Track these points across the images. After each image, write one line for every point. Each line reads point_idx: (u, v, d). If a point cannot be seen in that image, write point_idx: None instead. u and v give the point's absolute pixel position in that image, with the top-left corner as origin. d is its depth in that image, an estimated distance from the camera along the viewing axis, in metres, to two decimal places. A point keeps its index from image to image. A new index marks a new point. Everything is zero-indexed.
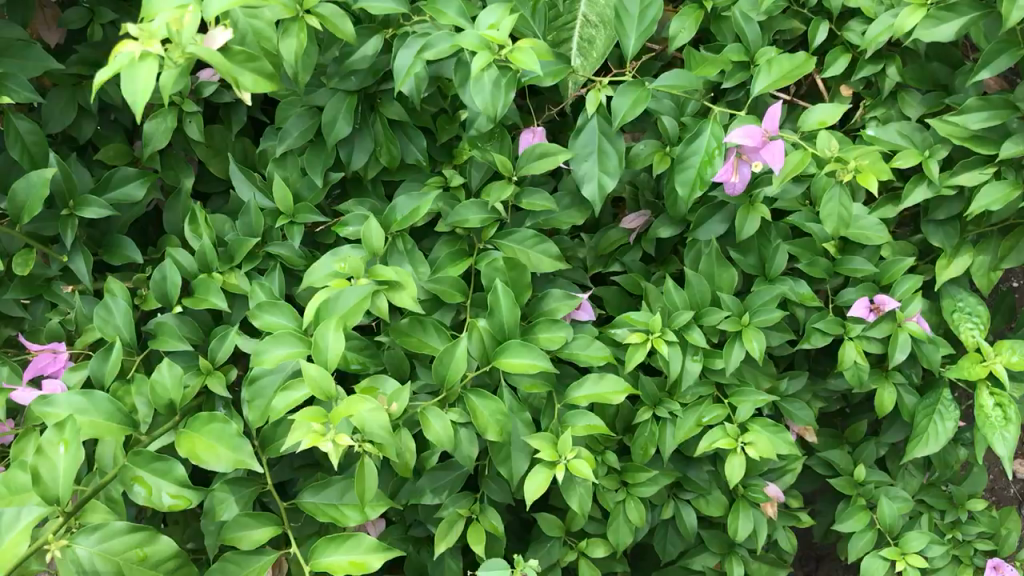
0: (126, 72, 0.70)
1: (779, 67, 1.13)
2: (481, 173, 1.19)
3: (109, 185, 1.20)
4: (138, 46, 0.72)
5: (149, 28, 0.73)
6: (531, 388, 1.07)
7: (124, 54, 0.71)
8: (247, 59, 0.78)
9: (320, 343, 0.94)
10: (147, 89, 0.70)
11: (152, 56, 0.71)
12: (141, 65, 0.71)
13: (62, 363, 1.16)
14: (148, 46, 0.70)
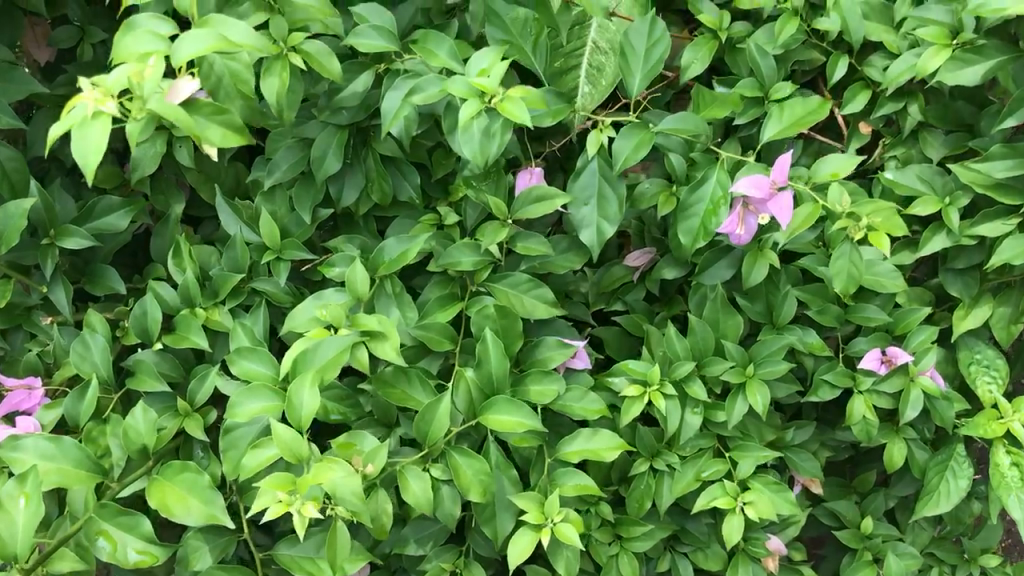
0: (78, 130, 0.65)
1: (791, 112, 1.08)
2: (476, 213, 1.13)
3: (93, 214, 1.16)
4: (92, 101, 0.67)
5: (105, 81, 0.68)
6: (520, 444, 1.01)
7: (75, 112, 0.65)
8: (215, 111, 0.74)
9: (293, 401, 0.89)
10: (100, 147, 0.65)
11: (105, 114, 0.66)
12: (93, 124, 0.65)
13: (37, 399, 1.12)
14: (101, 103, 0.65)
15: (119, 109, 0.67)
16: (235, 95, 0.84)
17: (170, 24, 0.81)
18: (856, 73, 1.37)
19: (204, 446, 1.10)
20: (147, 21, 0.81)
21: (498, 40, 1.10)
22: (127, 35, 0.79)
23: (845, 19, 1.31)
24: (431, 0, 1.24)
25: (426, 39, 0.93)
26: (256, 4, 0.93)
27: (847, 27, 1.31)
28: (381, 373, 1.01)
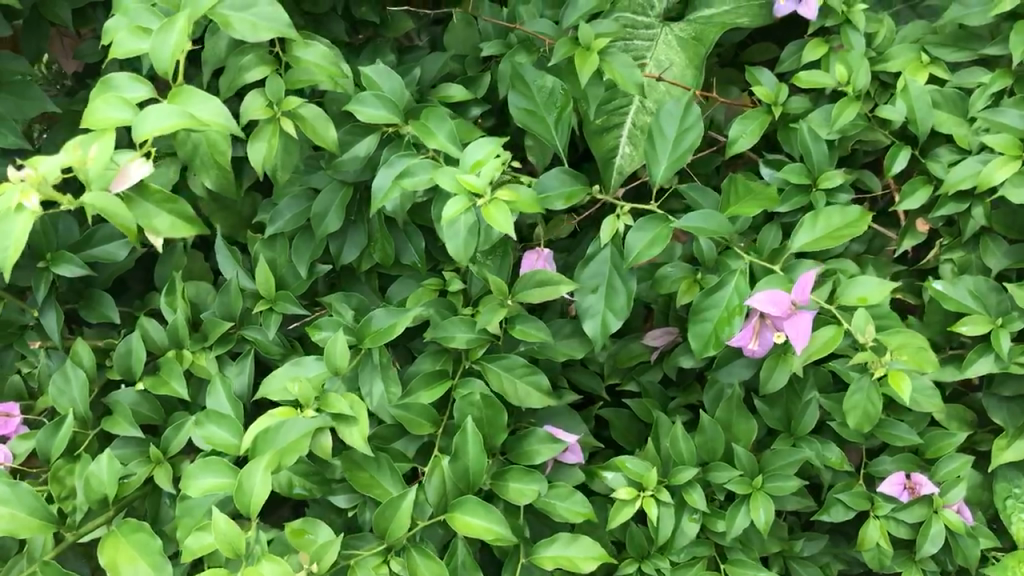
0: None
1: (826, 223, 1.00)
2: (482, 283, 1.07)
3: (93, 240, 1.12)
4: (22, 190, 0.69)
5: (41, 167, 0.69)
6: (493, 540, 0.91)
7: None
8: (165, 200, 0.79)
9: (243, 484, 0.85)
10: (14, 246, 0.68)
11: (25, 212, 0.68)
12: (14, 220, 0.69)
13: (14, 427, 1.10)
14: (21, 201, 0.68)
15: (45, 201, 0.69)
16: (211, 166, 0.79)
17: (145, 87, 0.76)
18: (920, 165, 1.26)
19: (172, 495, 1.07)
20: (123, 82, 0.76)
21: (519, 108, 1.03)
22: (97, 97, 0.75)
23: (913, 108, 1.20)
24: (467, 48, 1.18)
25: (428, 117, 0.89)
26: (261, 57, 0.90)
27: (914, 117, 1.21)
28: (350, 453, 0.95)
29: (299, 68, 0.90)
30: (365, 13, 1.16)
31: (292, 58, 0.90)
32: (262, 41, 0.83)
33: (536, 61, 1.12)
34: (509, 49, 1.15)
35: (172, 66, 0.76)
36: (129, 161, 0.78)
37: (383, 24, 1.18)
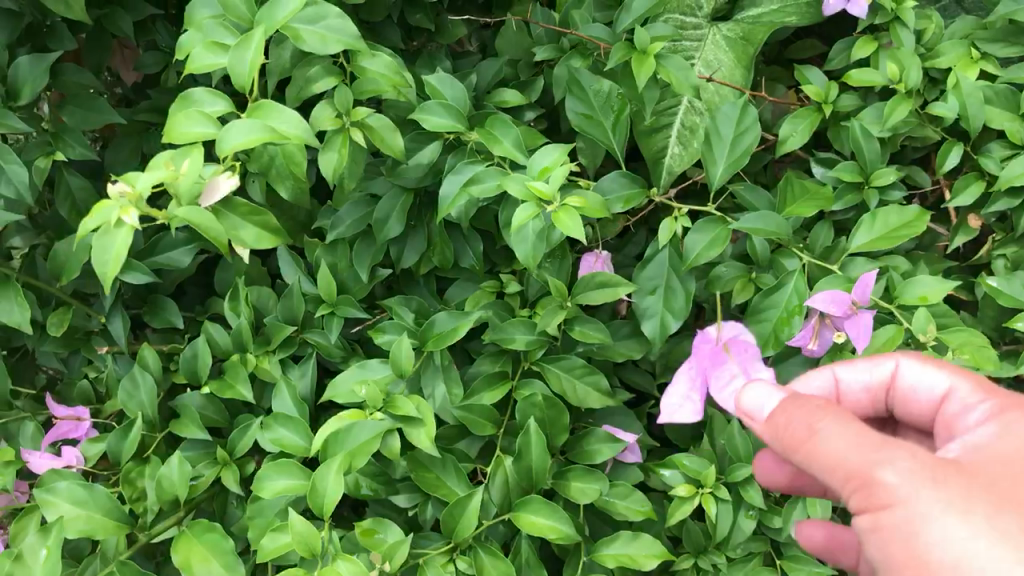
0: (98, 240, 0.69)
1: (884, 222, 1.01)
2: (539, 285, 1.09)
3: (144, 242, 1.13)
4: (120, 207, 0.69)
5: (137, 183, 0.70)
6: (555, 538, 0.93)
7: (102, 218, 0.69)
8: (251, 212, 0.81)
9: (317, 485, 0.87)
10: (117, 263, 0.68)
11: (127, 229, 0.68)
12: (116, 234, 0.69)
13: (84, 431, 1.13)
14: (124, 216, 0.68)
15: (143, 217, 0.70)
16: (286, 176, 0.81)
17: (223, 101, 0.79)
18: (971, 161, 1.26)
19: (238, 496, 1.10)
20: (202, 96, 0.79)
21: (577, 112, 1.05)
22: (178, 112, 0.77)
23: (964, 104, 1.20)
24: (520, 52, 1.19)
25: (492, 124, 0.90)
26: (328, 68, 0.93)
27: (966, 113, 1.20)
28: (416, 454, 0.97)
29: (364, 78, 0.92)
30: (421, 20, 1.17)
31: (357, 68, 0.92)
32: (332, 52, 0.85)
33: (590, 65, 1.14)
34: (561, 52, 1.17)
35: (249, 82, 0.79)
36: (218, 175, 0.78)
37: (437, 31, 1.19)
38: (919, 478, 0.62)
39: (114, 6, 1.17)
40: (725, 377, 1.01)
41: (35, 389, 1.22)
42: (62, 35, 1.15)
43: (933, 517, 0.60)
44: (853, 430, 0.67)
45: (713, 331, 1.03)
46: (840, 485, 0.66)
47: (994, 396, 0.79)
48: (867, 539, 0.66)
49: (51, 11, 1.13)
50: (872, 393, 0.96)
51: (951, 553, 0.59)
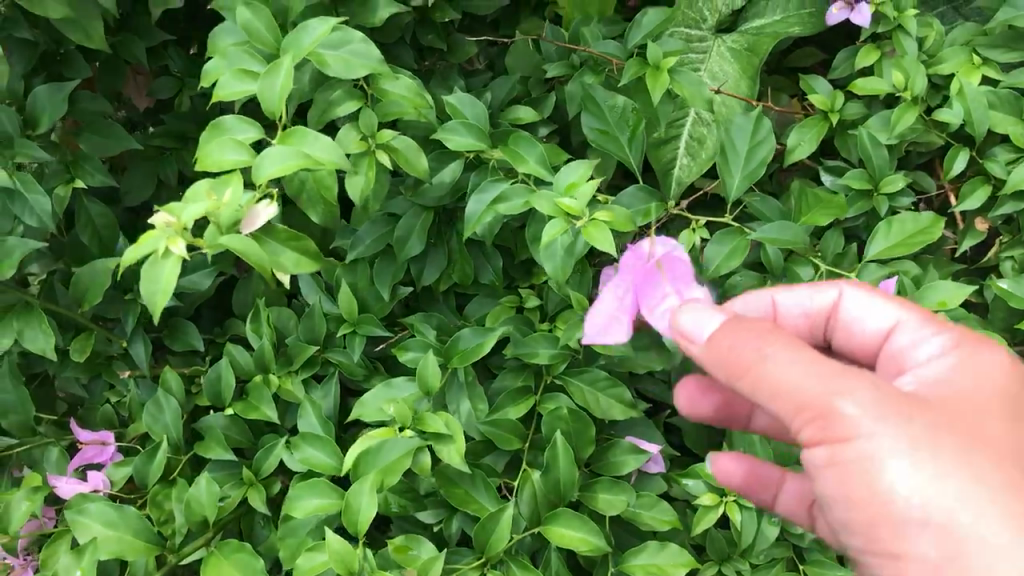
0: (148, 272, 0.71)
1: (900, 230, 1.05)
2: (558, 299, 1.10)
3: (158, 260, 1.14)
4: (165, 239, 0.72)
5: (181, 215, 0.73)
6: (585, 550, 0.94)
7: (149, 249, 0.71)
8: (292, 239, 0.82)
9: (352, 502, 0.88)
10: (167, 291, 0.71)
11: (174, 258, 0.71)
12: (163, 262, 0.72)
13: (109, 455, 1.14)
14: (171, 244, 0.71)
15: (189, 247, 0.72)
16: (317, 201, 0.84)
17: (255, 129, 0.81)
18: (977, 165, 1.27)
19: (265, 516, 1.10)
20: (233, 124, 0.81)
21: (593, 128, 1.07)
22: (211, 140, 0.79)
23: (969, 110, 1.22)
24: (531, 69, 1.21)
25: (517, 143, 0.94)
26: (351, 92, 0.94)
27: (971, 119, 1.22)
28: (444, 470, 0.98)
29: (386, 100, 0.94)
30: (432, 40, 1.18)
31: (378, 90, 0.93)
32: (356, 77, 0.87)
33: (602, 81, 1.15)
34: (573, 68, 1.18)
35: (279, 108, 0.81)
36: (258, 205, 0.80)
37: (449, 50, 1.21)
38: (877, 412, 0.68)
39: (127, 34, 1.18)
40: (658, 298, 0.98)
41: (56, 414, 1.21)
42: (77, 64, 1.16)
43: (894, 452, 0.67)
44: (806, 359, 0.70)
45: (645, 247, 1.00)
46: (790, 412, 0.70)
47: (934, 329, 0.84)
48: (816, 461, 0.72)
49: (66, 40, 1.13)
50: (810, 321, 1.00)
51: (908, 485, 0.67)
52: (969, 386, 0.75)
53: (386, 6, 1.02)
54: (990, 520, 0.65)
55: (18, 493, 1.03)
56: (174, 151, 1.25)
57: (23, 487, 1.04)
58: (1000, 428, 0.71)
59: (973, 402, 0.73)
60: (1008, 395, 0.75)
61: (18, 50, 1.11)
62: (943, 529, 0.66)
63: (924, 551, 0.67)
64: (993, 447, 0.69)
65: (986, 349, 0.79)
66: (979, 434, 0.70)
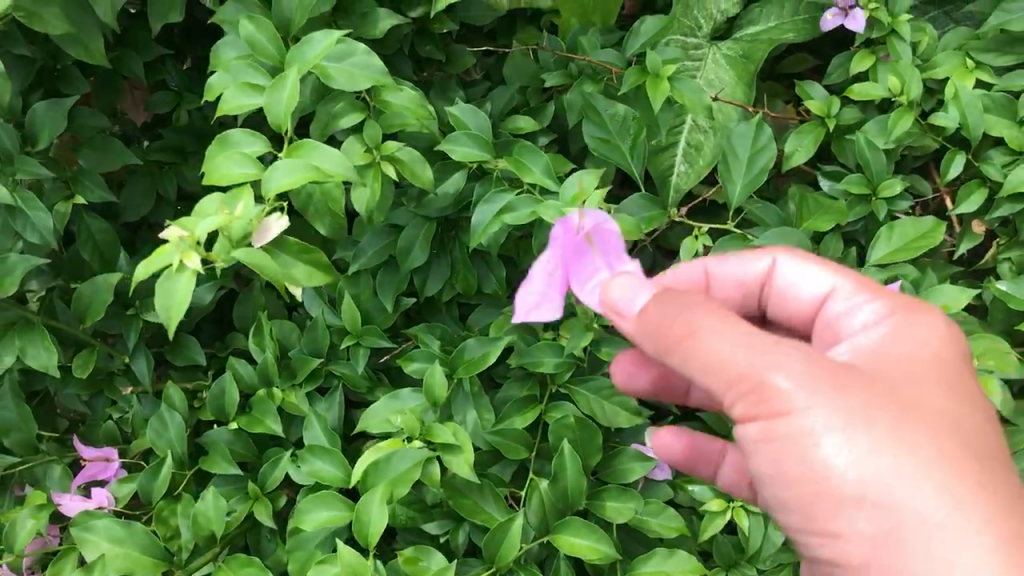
0: (163, 284, 0.77)
1: (903, 235, 1.08)
2: (562, 307, 1.10)
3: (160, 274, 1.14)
4: (180, 253, 0.78)
5: (195, 230, 0.78)
6: (594, 557, 0.94)
7: (165, 263, 0.77)
8: (301, 249, 0.87)
9: (363, 513, 0.88)
10: (180, 302, 0.77)
11: (188, 271, 0.77)
12: (179, 276, 0.78)
13: (113, 471, 1.13)
14: (187, 259, 0.77)
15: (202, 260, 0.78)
16: (325, 212, 0.86)
17: (262, 141, 0.84)
18: (972, 169, 1.28)
19: (271, 530, 1.10)
20: (241, 137, 0.84)
21: (594, 137, 1.07)
22: (220, 154, 0.83)
23: (964, 113, 1.22)
24: (529, 79, 1.21)
25: (523, 153, 0.98)
26: (353, 103, 0.93)
27: (967, 122, 1.22)
28: (452, 481, 0.98)
29: (389, 112, 0.94)
30: (431, 51, 1.18)
31: (382, 102, 0.93)
32: (360, 89, 0.87)
33: (602, 90, 1.16)
34: (571, 78, 1.18)
35: (285, 120, 0.83)
36: (268, 218, 0.84)
37: (448, 61, 1.21)
38: (810, 385, 0.68)
39: (125, 49, 1.18)
40: (591, 274, 0.86)
41: (58, 432, 1.20)
42: (75, 79, 1.15)
43: (827, 426, 0.67)
44: (738, 331, 0.70)
45: (575, 218, 0.85)
46: (723, 386, 0.70)
47: (870, 295, 0.84)
48: (749, 437, 0.72)
49: (63, 55, 1.13)
50: (742, 292, 0.99)
51: (842, 460, 0.67)
52: (906, 355, 0.75)
53: (386, 18, 1.02)
54: (925, 497, 0.65)
55: (23, 510, 1.02)
56: (172, 165, 1.24)
57: (27, 505, 1.04)
58: (937, 398, 0.71)
59: (912, 372, 0.73)
60: (945, 364, 0.75)
61: (17, 67, 1.09)
62: (879, 505, 0.66)
63: (858, 529, 0.68)
64: (931, 419, 0.69)
65: (922, 318, 0.79)
66: (918, 405, 0.70)
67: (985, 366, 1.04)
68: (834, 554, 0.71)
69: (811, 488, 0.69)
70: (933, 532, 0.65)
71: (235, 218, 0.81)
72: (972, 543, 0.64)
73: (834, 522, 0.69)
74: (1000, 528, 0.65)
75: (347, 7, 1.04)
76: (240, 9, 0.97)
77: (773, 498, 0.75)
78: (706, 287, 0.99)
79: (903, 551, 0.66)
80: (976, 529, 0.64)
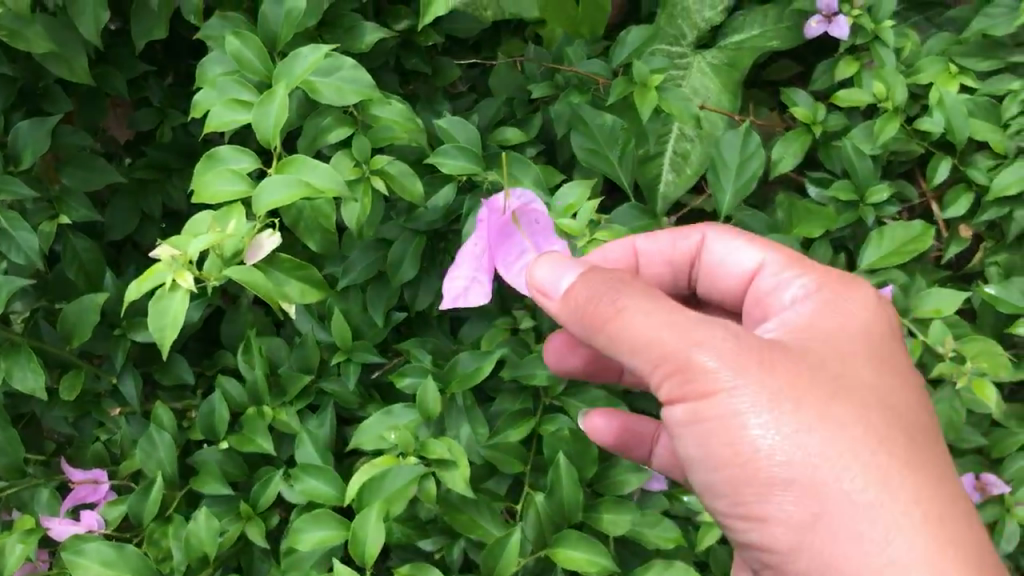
0: (157, 303, 0.78)
1: (892, 239, 1.09)
2: (553, 319, 1.10)
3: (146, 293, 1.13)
4: (172, 272, 0.79)
5: (187, 249, 0.79)
6: (591, 568, 0.93)
7: (157, 283, 0.78)
8: (294, 266, 0.88)
9: (358, 532, 0.87)
10: (174, 321, 0.78)
11: (181, 291, 0.79)
12: (171, 296, 0.79)
13: (102, 494, 1.12)
14: (178, 279, 0.78)
15: (194, 279, 0.79)
16: (316, 228, 0.86)
17: (248, 157, 0.84)
18: (957, 173, 1.28)
19: (264, 549, 1.08)
20: (228, 153, 0.84)
21: (582, 147, 1.07)
22: (208, 171, 0.83)
23: (949, 118, 1.21)
24: (515, 90, 1.21)
25: (511, 164, 1.01)
26: (341, 117, 0.93)
27: (952, 127, 1.22)
28: (448, 496, 0.97)
29: (378, 126, 0.93)
30: (416, 63, 1.18)
31: (370, 116, 0.93)
32: (350, 103, 0.87)
33: (589, 100, 1.16)
34: (558, 88, 1.18)
35: (274, 137, 0.82)
36: (261, 235, 0.84)
37: (434, 73, 1.20)
38: (735, 365, 0.70)
39: (107, 66, 1.17)
40: (516, 255, 0.90)
41: (45, 454, 1.18)
42: (58, 97, 1.14)
43: (754, 408, 0.69)
44: (663, 312, 0.72)
45: (500, 200, 0.90)
46: (650, 366, 0.72)
47: (796, 270, 0.85)
48: (678, 418, 0.74)
49: (47, 73, 1.11)
50: (673, 266, 1.00)
51: (768, 439, 0.70)
52: (831, 330, 0.77)
53: (372, 31, 1.01)
54: (849, 477, 0.69)
55: (13, 535, 1.01)
56: (157, 182, 1.23)
57: (16, 530, 1.02)
58: (859, 374, 0.74)
59: (838, 347, 0.76)
60: (869, 337, 0.78)
61: None
62: (805, 483, 0.69)
63: (785, 510, 0.71)
64: (855, 397, 0.72)
65: (846, 291, 0.81)
66: (843, 382, 0.73)
67: (978, 368, 1.05)
68: (762, 535, 0.73)
69: (738, 469, 0.72)
70: (858, 511, 0.69)
71: (226, 236, 0.81)
72: (893, 522, 0.68)
73: (761, 503, 0.72)
74: (918, 507, 0.69)
75: (333, 22, 1.03)
76: (224, 24, 0.97)
77: (701, 477, 0.77)
78: (634, 265, 0.99)
79: (830, 530, 0.69)
80: (897, 508, 0.69)
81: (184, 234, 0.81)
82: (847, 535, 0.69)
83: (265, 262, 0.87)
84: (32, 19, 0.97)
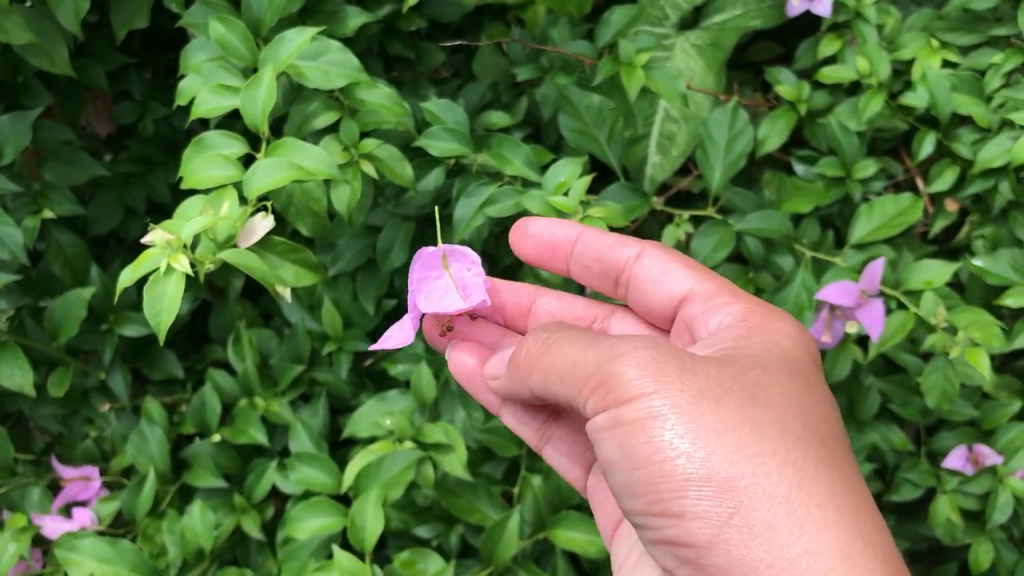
0: (153, 289, 0.78)
1: (882, 213, 1.09)
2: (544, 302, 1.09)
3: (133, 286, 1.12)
4: (166, 258, 0.79)
5: (181, 233, 0.79)
6: (589, 548, 0.93)
7: (152, 268, 0.78)
8: (288, 250, 0.90)
9: (358, 520, 0.88)
10: (171, 306, 0.78)
11: (177, 276, 0.79)
12: (166, 281, 0.78)
13: (94, 492, 1.12)
14: (173, 261, 0.78)
15: (190, 262, 0.79)
16: (306, 213, 0.86)
17: (239, 142, 0.84)
18: (942, 148, 1.27)
19: (259, 543, 1.07)
20: (218, 139, 0.84)
21: (571, 128, 1.07)
22: (198, 156, 0.83)
23: (933, 93, 1.21)
24: (499, 74, 1.20)
25: (502, 146, 1.01)
26: (328, 102, 0.92)
27: (935, 101, 1.21)
28: (444, 481, 0.97)
29: (365, 109, 0.92)
30: (400, 49, 1.17)
31: (355, 100, 0.92)
32: (336, 86, 0.87)
33: (576, 81, 1.15)
34: (543, 71, 1.17)
35: (262, 121, 0.82)
36: (255, 218, 0.87)
37: (417, 59, 1.19)
38: (653, 370, 0.69)
39: (88, 58, 1.15)
40: (441, 294, 0.90)
41: (34, 454, 1.17)
42: (36, 91, 1.12)
43: (672, 409, 0.68)
44: (589, 343, 0.75)
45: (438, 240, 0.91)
46: (583, 384, 0.73)
47: (726, 299, 0.86)
48: (599, 429, 0.72)
49: (26, 66, 1.10)
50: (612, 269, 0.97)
51: (684, 440, 0.67)
52: (762, 346, 0.78)
53: (357, 15, 1.01)
54: (767, 477, 0.67)
55: (5, 534, 1.00)
56: (140, 175, 1.22)
57: (8, 529, 1.02)
58: (784, 383, 0.74)
59: (765, 360, 0.76)
60: (797, 360, 0.78)
61: None
62: (722, 483, 0.67)
63: (701, 508, 0.67)
64: (775, 403, 0.71)
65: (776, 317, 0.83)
66: (763, 389, 0.72)
67: (971, 339, 1.04)
68: (680, 537, 0.69)
69: (653, 470, 0.69)
70: (778, 508, 0.66)
71: (219, 219, 0.80)
72: (807, 515, 0.66)
73: (677, 501, 0.68)
74: (832, 507, 0.67)
75: (317, 8, 1.02)
76: (207, 11, 0.96)
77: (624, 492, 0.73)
78: (571, 250, 0.96)
79: (748, 524, 0.66)
80: (812, 504, 0.67)
81: (176, 219, 0.81)
82: (766, 532, 0.66)
83: (258, 246, 0.88)
84: (11, 11, 0.96)
